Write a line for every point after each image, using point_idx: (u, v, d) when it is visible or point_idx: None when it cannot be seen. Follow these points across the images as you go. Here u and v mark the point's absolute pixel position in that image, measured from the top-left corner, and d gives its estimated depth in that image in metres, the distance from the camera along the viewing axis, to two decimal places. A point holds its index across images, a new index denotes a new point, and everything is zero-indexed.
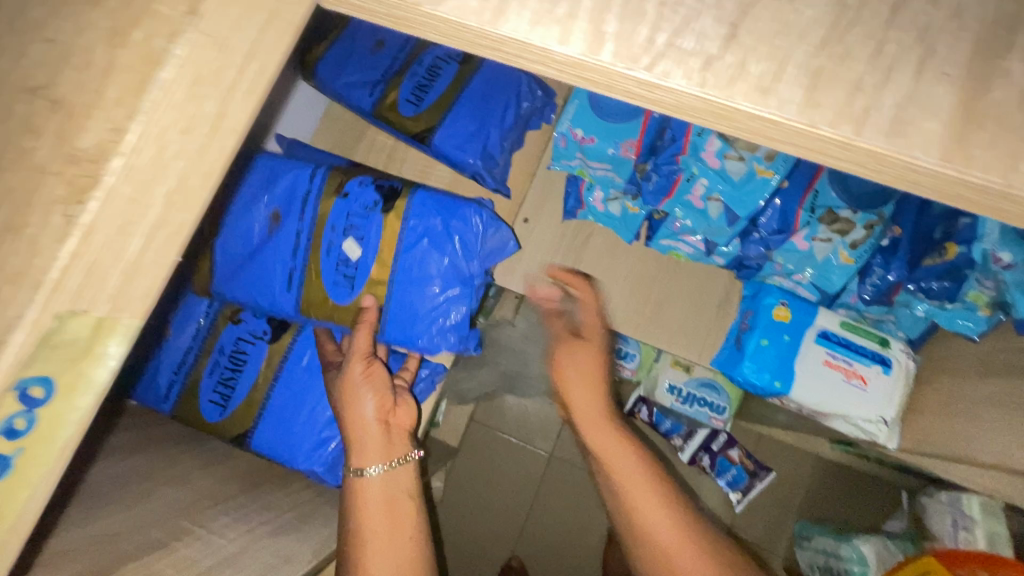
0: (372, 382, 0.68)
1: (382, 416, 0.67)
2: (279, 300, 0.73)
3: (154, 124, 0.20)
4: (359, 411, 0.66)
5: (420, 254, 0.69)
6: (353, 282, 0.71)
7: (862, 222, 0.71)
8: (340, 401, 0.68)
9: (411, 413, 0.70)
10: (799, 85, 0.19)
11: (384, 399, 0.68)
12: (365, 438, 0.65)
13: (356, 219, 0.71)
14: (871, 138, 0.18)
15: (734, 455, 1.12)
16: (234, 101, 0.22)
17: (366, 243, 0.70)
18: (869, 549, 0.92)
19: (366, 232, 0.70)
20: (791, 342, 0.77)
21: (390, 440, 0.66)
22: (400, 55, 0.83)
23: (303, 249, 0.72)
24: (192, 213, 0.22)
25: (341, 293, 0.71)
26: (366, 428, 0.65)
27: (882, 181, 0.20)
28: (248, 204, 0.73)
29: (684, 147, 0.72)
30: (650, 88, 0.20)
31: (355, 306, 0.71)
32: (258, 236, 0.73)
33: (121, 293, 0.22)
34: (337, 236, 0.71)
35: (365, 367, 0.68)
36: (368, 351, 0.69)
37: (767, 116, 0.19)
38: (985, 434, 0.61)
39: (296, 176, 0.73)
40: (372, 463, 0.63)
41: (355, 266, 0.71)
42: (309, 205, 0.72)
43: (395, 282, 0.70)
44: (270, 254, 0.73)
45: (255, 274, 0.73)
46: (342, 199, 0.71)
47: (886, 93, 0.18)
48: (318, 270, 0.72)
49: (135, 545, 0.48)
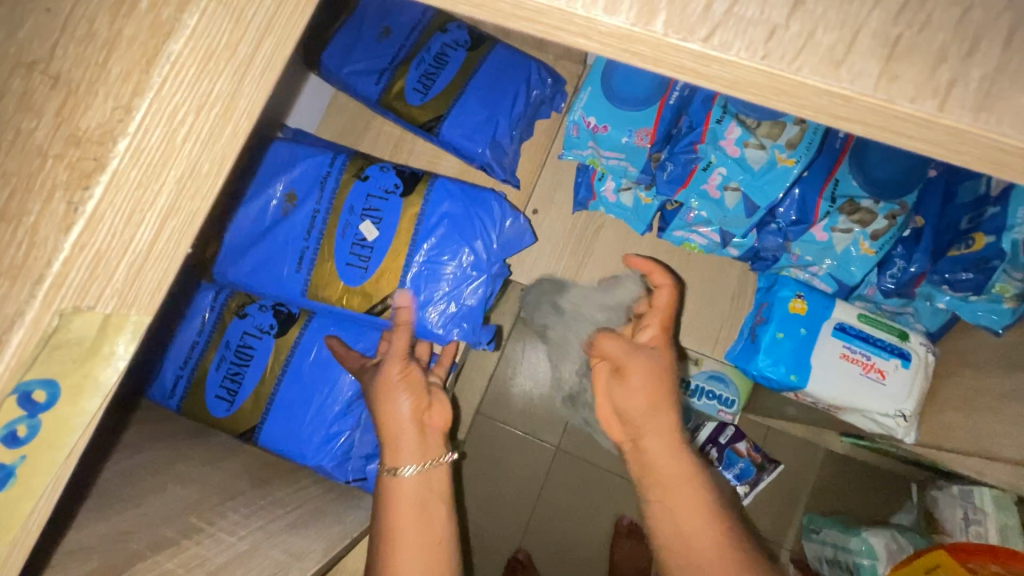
0: (407, 382, 0.63)
1: (416, 416, 0.61)
2: (288, 281, 0.73)
3: (164, 101, 0.18)
4: (396, 408, 0.61)
5: (440, 240, 0.70)
6: (365, 264, 0.71)
7: (884, 213, 0.69)
8: (376, 401, 0.63)
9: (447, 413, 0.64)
10: (875, 57, 0.17)
11: (420, 399, 0.62)
12: (402, 439, 0.59)
13: (375, 201, 0.71)
14: (955, 114, 0.17)
15: (742, 448, 1.10)
16: (247, 82, 0.20)
17: (383, 226, 0.71)
18: (878, 542, 0.90)
19: (385, 215, 0.71)
20: (808, 335, 0.75)
21: (426, 442, 0.60)
22: (407, 43, 0.81)
23: (318, 232, 0.72)
24: (205, 199, 0.21)
25: (353, 275, 0.71)
26: (401, 429, 0.60)
27: (960, 163, 0.19)
28: (268, 187, 0.75)
29: (703, 136, 0.69)
30: (705, 63, 0.18)
31: (366, 288, 0.71)
32: (275, 217, 0.74)
33: (130, 288, 0.20)
34: (354, 219, 0.71)
35: (401, 366, 0.65)
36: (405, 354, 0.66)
37: (837, 92, 0.17)
38: (1009, 429, 0.59)
39: (315, 161, 0.74)
40: (407, 464, 0.58)
41: (370, 248, 0.71)
42: (326, 187, 0.73)
43: (413, 272, 0.70)
44: (285, 235, 0.73)
45: (271, 253, 0.73)
46: (359, 181, 0.72)
47: (974, 64, 0.17)
48: (331, 253, 0.71)
49: (144, 544, 0.46)
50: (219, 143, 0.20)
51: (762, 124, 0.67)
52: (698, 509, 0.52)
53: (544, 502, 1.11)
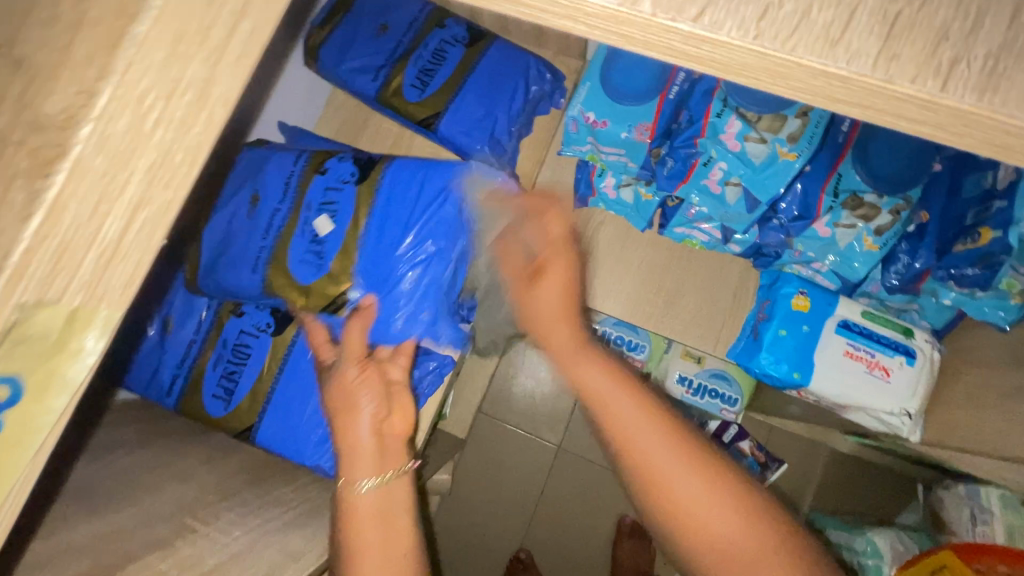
0: (368, 386, 0.60)
1: (376, 424, 0.57)
2: (245, 283, 0.71)
3: (129, 86, 0.18)
4: (355, 413, 0.57)
5: (393, 226, 0.69)
6: (320, 259, 0.70)
7: (889, 207, 0.68)
8: (330, 400, 0.59)
9: (408, 420, 0.60)
10: (873, 35, 0.16)
11: (380, 405, 0.58)
12: (356, 444, 0.55)
13: (332, 193, 0.71)
14: (958, 95, 0.16)
15: (746, 447, 1.06)
16: (222, 67, 0.19)
17: (338, 218, 0.70)
18: (884, 542, 0.89)
19: (341, 208, 0.70)
20: (812, 332, 0.74)
21: (384, 448, 0.56)
22: (404, 39, 0.80)
23: (276, 231, 0.71)
24: (178, 188, 0.20)
25: (307, 274, 0.70)
26: (358, 442, 0.56)
27: (962, 146, 0.18)
28: (235, 192, 0.74)
29: (703, 129, 0.68)
30: (696, 44, 0.18)
31: (322, 284, 0.69)
32: (240, 219, 0.73)
33: (98, 280, 0.20)
34: (312, 214, 0.71)
35: (359, 364, 0.62)
36: (362, 350, 0.64)
37: (834, 72, 0.17)
38: (1017, 427, 0.59)
39: (278, 160, 0.73)
40: (363, 478, 0.53)
41: (325, 241, 0.70)
42: (288, 186, 0.72)
43: (367, 264, 0.69)
44: (248, 235, 0.72)
45: (233, 254, 0.72)
46: (319, 176, 0.72)
47: (977, 42, 0.16)
48: (290, 251, 0.70)
49: (137, 544, 0.46)
50: (194, 134, 0.19)
51: (762, 117, 0.66)
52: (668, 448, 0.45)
53: (546, 501, 1.11)
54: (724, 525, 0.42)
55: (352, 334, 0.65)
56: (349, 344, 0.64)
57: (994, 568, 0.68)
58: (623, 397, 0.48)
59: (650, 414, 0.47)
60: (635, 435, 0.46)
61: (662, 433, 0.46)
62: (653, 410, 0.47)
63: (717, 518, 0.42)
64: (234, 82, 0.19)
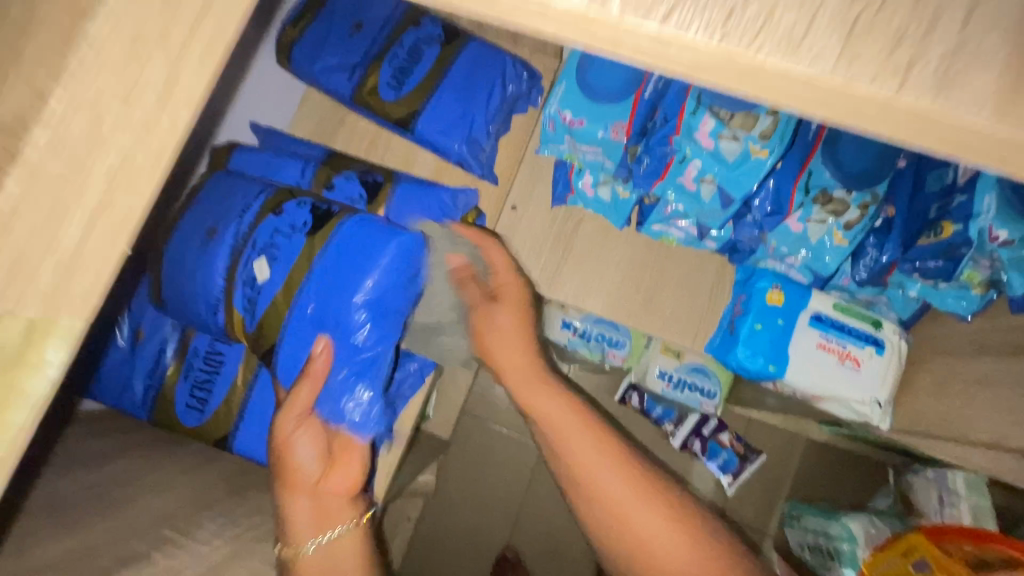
0: (308, 428, 0.61)
1: (312, 488, 0.61)
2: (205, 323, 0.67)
3: (84, 88, 0.18)
4: (294, 478, 0.61)
5: (341, 283, 0.59)
6: (251, 308, 0.63)
7: (856, 203, 0.69)
8: (276, 453, 0.62)
9: (350, 476, 0.63)
10: (834, 38, 0.17)
11: (315, 464, 0.61)
12: (295, 510, 0.60)
13: (279, 238, 0.63)
14: (914, 95, 0.16)
15: (724, 439, 1.12)
16: (184, 69, 0.19)
17: (278, 264, 0.62)
18: (858, 527, 0.90)
19: (282, 254, 0.62)
20: (786, 326, 0.76)
21: (325, 510, 0.61)
22: (379, 38, 0.79)
23: (225, 270, 0.64)
24: (143, 195, 0.20)
25: (247, 321, 0.63)
26: (295, 505, 0.60)
27: (922, 145, 0.18)
28: (198, 218, 0.67)
29: (677, 128, 0.68)
30: (663, 46, 0.18)
31: (258, 332, 0.63)
32: (194, 254, 0.65)
33: (58, 291, 0.20)
34: (253, 254, 0.63)
35: (298, 420, 0.61)
36: (305, 408, 0.61)
37: (798, 74, 0.17)
38: (979, 412, 0.61)
39: (244, 193, 0.67)
40: (305, 539, 0.59)
41: (259, 289, 0.62)
42: (243, 222, 0.65)
43: (306, 317, 0.61)
44: (199, 272, 0.65)
45: (183, 286, 0.66)
46: (272, 217, 0.64)
47: (931, 44, 0.16)
48: (229, 298, 0.64)
49: (114, 558, 0.45)
50: (158, 136, 0.19)
51: (735, 115, 0.67)
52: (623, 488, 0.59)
53: (531, 500, 1.12)
54: (642, 525, 0.58)
55: (299, 393, 0.60)
56: (294, 400, 0.61)
57: (961, 548, 0.69)
58: (585, 436, 0.63)
59: (606, 450, 0.62)
60: (596, 468, 0.61)
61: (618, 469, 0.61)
62: (562, 403, 0.65)
63: (646, 527, 0.57)
64: (197, 86, 0.19)
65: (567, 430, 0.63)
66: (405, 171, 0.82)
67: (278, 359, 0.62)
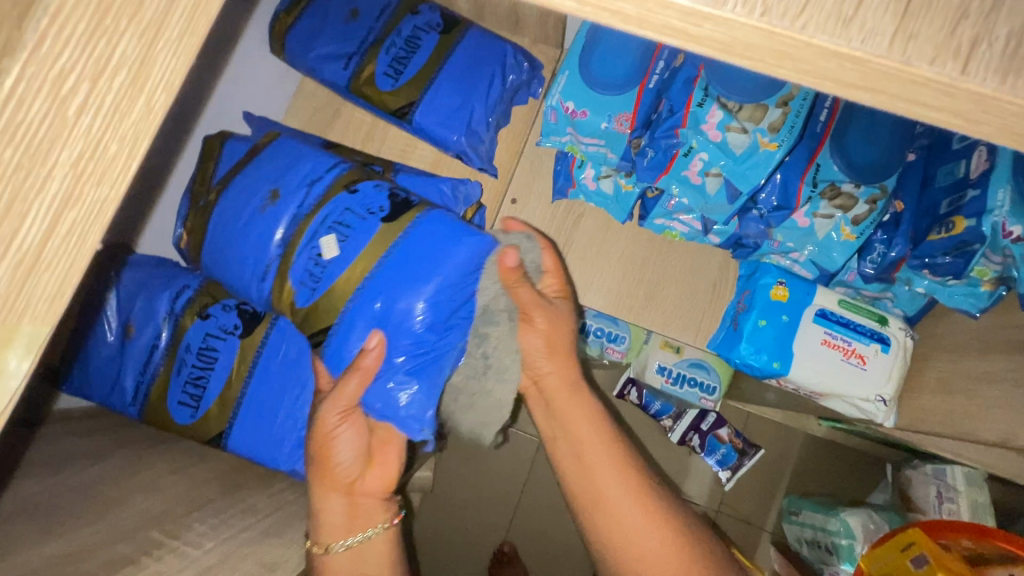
0: (351, 424, 0.59)
1: (347, 488, 0.60)
2: (249, 286, 0.64)
3: (44, 61, 0.17)
4: (330, 476, 0.60)
5: (417, 274, 0.58)
6: (313, 283, 0.60)
7: (866, 196, 0.67)
8: (314, 447, 0.60)
9: (385, 476, 0.62)
10: (888, 12, 0.15)
11: (355, 464, 0.60)
12: (328, 507, 0.60)
13: (350, 216, 0.61)
14: (978, 79, 0.15)
15: (723, 434, 1.11)
16: (160, 46, 0.18)
17: (348, 244, 0.60)
18: (856, 521, 0.89)
19: (352, 235, 0.60)
20: (790, 322, 0.75)
21: (357, 511, 0.61)
22: (377, 26, 0.76)
23: (286, 240, 0.62)
24: (114, 185, 0.19)
25: (301, 295, 0.61)
26: (330, 503, 0.60)
27: (978, 136, 0.16)
28: (255, 181, 0.65)
29: (684, 119, 0.66)
30: (696, 22, 0.16)
31: (315, 308, 0.60)
32: (250, 215, 0.64)
33: (18, 292, 0.18)
34: (322, 230, 0.61)
35: (343, 413, 0.58)
36: (351, 402, 0.58)
37: (848, 53, 0.15)
38: (985, 410, 0.60)
39: (316, 162, 0.65)
40: (337, 540, 0.59)
41: (325, 266, 0.60)
42: (313, 191, 0.63)
43: (371, 304, 0.58)
44: (253, 236, 0.63)
45: (232, 249, 0.64)
46: (345, 193, 0.63)
47: (999, 20, 0.14)
48: (283, 268, 0.62)
49: (100, 563, 0.43)
50: (131, 120, 0.18)
51: (744, 107, 0.64)
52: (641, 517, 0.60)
53: (529, 496, 1.11)
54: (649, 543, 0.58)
55: (348, 382, 0.57)
56: (341, 392, 0.57)
57: (958, 543, 0.69)
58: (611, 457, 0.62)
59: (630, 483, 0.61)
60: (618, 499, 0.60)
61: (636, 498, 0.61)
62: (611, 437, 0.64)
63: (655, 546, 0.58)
64: (172, 66, 0.18)
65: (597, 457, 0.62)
66: (403, 163, 0.80)
67: (330, 344, 0.60)
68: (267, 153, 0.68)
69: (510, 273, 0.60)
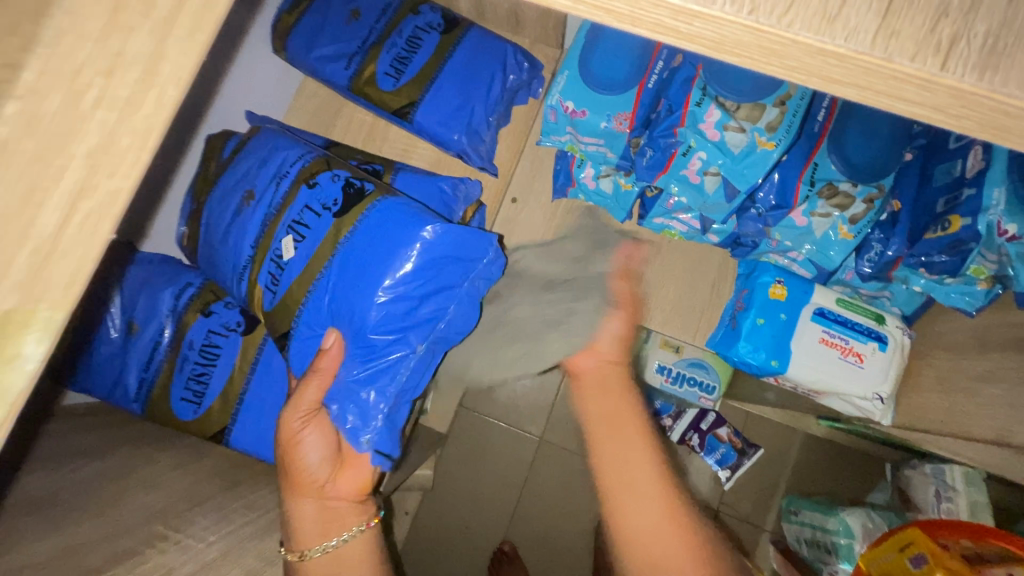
0: (317, 426, 0.58)
1: (318, 492, 0.59)
2: (232, 287, 0.67)
3: (61, 58, 0.18)
4: (301, 481, 0.58)
5: (365, 271, 0.58)
6: (274, 283, 0.62)
7: (862, 196, 0.68)
8: (280, 450, 0.59)
9: (361, 476, 0.60)
10: (871, 10, 0.15)
11: (322, 470, 0.58)
12: (302, 512, 0.58)
13: (308, 215, 0.62)
14: (958, 74, 0.15)
15: (723, 434, 1.13)
16: (171, 41, 0.18)
17: (306, 243, 0.61)
18: (855, 521, 0.90)
19: (309, 234, 0.61)
20: (788, 321, 0.76)
21: (331, 514, 0.59)
22: (378, 26, 0.77)
23: (255, 240, 0.64)
24: (127, 175, 0.19)
25: (267, 297, 0.63)
26: (302, 507, 0.58)
27: (959, 129, 0.17)
28: (232, 183, 0.67)
29: (682, 119, 0.66)
30: (686, 19, 0.16)
31: (279, 309, 0.62)
32: (229, 217, 0.66)
33: (35, 280, 0.19)
34: (281, 230, 0.62)
35: (304, 417, 0.58)
36: (313, 405, 0.58)
37: (832, 49, 0.16)
38: (982, 409, 0.60)
39: (281, 159, 0.66)
40: (311, 545, 0.57)
41: (285, 266, 0.61)
42: (280, 190, 0.64)
43: (325, 304, 0.59)
44: (230, 239, 0.65)
45: (215, 252, 0.67)
46: (304, 189, 0.63)
47: (977, 18, 0.15)
48: (254, 269, 0.63)
49: (104, 556, 0.43)
50: (145, 112, 0.19)
51: (742, 106, 0.65)
52: (659, 516, 0.56)
53: (529, 494, 1.11)
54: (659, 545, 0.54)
55: (307, 386, 0.58)
56: (300, 396, 0.58)
57: (958, 543, 0.69)
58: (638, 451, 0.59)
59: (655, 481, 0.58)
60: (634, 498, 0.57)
61: (658, 498, 0.57)
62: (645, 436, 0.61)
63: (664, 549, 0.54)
64: (186, 59, 0.19)
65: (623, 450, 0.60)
66: (404, 163, 0.81)
67: (294, 344, 0.61)
68: (241, 155, 0.70)
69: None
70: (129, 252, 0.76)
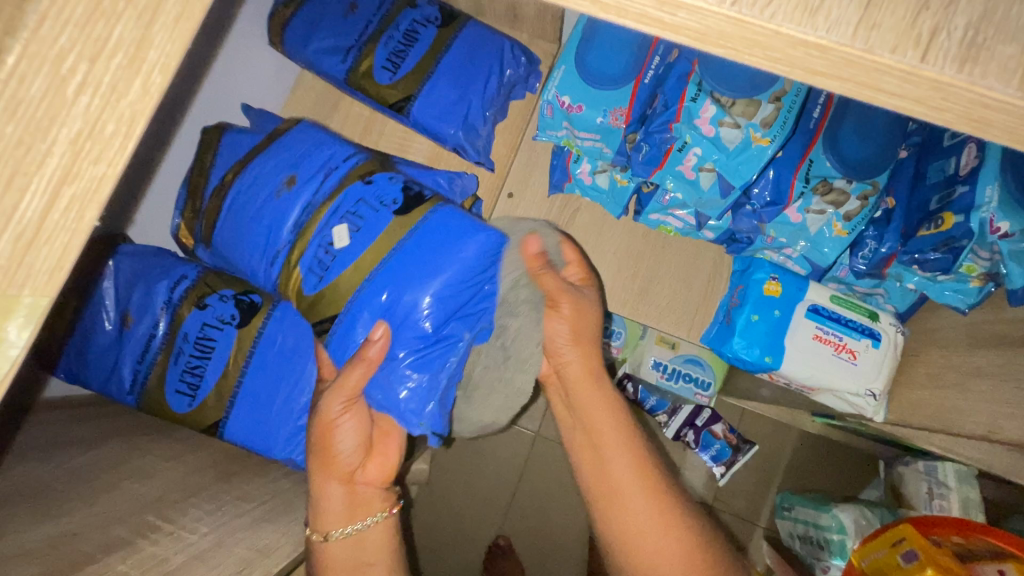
0: (353, 413, 0.60)
1: (347, 477, 0.62)
2: (257, 270, 0.65)
3: (43, 41, 0.18)
4: (331, 464, 0.61)
5: (423, 269, 0.58)
6: (321, 271, 0.61)
7: (856, 192, 0.68)
8: (316, 434, 0.61)
9: (386, 467, 0.64)
10: (852, 3, 0.15)
11: (354, 456, 0.61)
12: (328, 496, 0.61)
13: (363, 208, 0.61)
14: (939, 67, 0.15)
15: (718, 430, 1.11)
16: (158, 28, 0.19)
17: (360, 234, 0.60)
18: (848, 518, 0.90)
19: (364, 226, 0.61)
20: (783, 317, 0.76)
21: (358, 500, 0.62)
22: (375, 19, 0.77)
23: (297, 226, 0.63)
24: (111, 163, 0.19)
25: (308, 282, 0.61)
26: (329, 494, 0.61)
27: (940, 122, 0.17)
28: (271, 167, 0.66)
29: (678, 114, 0.66)
30: (670, 10, 0.17)
31: (323, 297, 0.61)
32: (265, 198, 0.64)
33: (20, 263, 0.19)
34: (334, 220, 0.62)
35: (345, 404, 0.59)
36: (353, 393, 0.59)
37: (813, 41, 0.16)
38: (973, 405, 0.61)
39: (331, 152, 0.66)
40: (336, 528, 0.60)
41: (335, 256, 0.60)
42: (327, 180, 0.64)
43: (377, 296, 0.59)
44: (264, 222, 0.64)
45: (242, 233, 0.65)
46: (360, 184, 0.63)
47: (957, 11, 0.15)
48: (295, 254, 0.62)
49: (97, 544, 0.44)
50: (126, 100, 0.19)
51: (736, 102, 0.65)
52: (642, 500, 0.58)
53: (524, 489, 1.12)
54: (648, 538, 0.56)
55: (351, 373, 0.58)
56: (343, 382, 0.58)
57: (948, 539, 0.70)
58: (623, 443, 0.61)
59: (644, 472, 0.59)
60: (624, 494, 0.58)
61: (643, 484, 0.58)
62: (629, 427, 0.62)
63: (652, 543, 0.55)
64: (169, 47, 0.19)
65: (611, 442, 0.61)
66: (400, 157, 0.81)
67: (336, 331, 0.60)
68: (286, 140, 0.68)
69: (537, 259, 0.64)
70: (123, 244, 0.76)
